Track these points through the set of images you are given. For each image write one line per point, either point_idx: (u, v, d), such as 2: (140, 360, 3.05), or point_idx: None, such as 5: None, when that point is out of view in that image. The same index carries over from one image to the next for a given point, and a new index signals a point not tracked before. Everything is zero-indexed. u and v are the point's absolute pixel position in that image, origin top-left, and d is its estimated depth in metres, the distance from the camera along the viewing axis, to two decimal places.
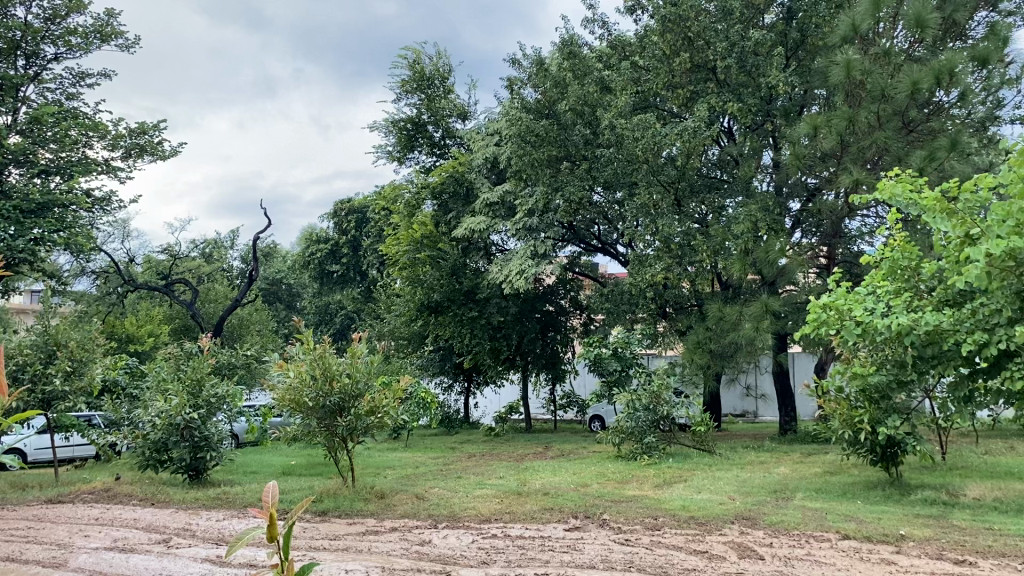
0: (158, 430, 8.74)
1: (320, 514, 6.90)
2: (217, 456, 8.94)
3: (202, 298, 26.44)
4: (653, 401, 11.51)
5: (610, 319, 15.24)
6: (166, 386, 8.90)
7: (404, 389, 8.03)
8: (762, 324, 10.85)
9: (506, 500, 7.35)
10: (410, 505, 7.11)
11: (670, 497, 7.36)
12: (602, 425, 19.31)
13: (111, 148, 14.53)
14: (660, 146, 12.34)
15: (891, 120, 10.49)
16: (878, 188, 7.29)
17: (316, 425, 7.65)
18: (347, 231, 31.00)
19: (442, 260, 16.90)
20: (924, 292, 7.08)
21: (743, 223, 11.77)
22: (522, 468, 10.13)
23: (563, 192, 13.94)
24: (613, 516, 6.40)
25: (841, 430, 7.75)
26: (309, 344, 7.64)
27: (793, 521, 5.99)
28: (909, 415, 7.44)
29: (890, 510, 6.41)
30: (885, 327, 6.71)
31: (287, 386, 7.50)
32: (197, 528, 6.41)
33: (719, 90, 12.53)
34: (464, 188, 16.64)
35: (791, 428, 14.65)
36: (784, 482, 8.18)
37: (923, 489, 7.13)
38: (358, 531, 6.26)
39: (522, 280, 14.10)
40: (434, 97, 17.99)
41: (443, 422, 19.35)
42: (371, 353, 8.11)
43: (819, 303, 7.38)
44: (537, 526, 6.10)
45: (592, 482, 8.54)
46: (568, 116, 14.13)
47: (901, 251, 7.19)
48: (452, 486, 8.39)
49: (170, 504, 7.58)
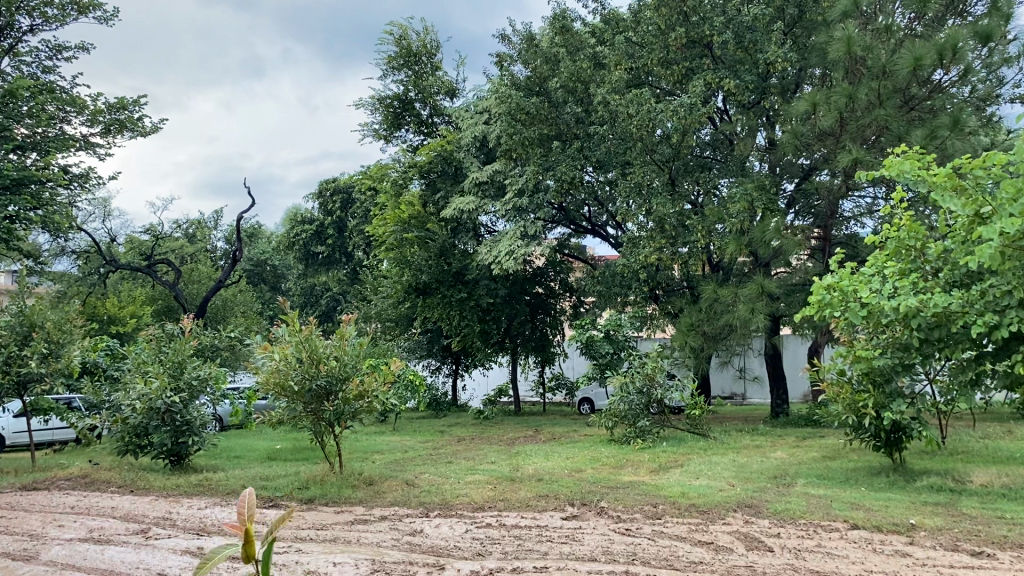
0: (138, 414, 8.39)
1: (306, 502, 6.64)
2: (199, 441, 8.64)
3: (186, 279, 26.02)
4: (647, 383, 11.28)
5: (602, 301, 15.01)
6: (146, 368, 8.58)
7: (393, 371, 7.75)
8: (758, 306, 10.63)
9: (499, 486, 7.12)
10: (400, 493, 6.85)
11: (668, 483, 7.14)
12: (591, 408, 19.27)
13: (89, 124, 14.07)
14: (655, 123, 12.06)
15: (891, 97, 10.26)
16: (884, 165, 7.04)
17: (302, 410, 7.37)
18: (333, 212, 30.65)
19: (430, 241, 16.55)
20: (931, 272, 6.89)
21: (739, 203, 11.53)
22: (513, 452, 9.90)
23: (554, 171, 13.66)
24: (611, 503, 6.18)
25: (845, 415, 7.50)
26: (294, 325, 7.35)
27: (799, 509, 5.78)
28: (914, 400, 7.18)
29: (897, 497, 6.22)
30: (892, 308, 6.48)
31: (271, 369, 7.21)
32: (177, 518, 6.13)
33: (716, 66, 12.33)
34: (452, 167, 16.43)
35: (782, 410, 14.60)
36: (784, 468, 7.99)
37: (928, 476, 6.92)
38: (346, 520, 6.01)
39: (512, 261, 13.79)
40: (421, 74, 17.64)
41: (431, 405, 19.12)
42: (359, 335, 7.83)
43: (822, 284, 7.14)
44: (534, 514, 5.86)
45: (587, 468, 8.31)
46: (559, 93, 13.95)
47: (908, 231, 6.97)
48: (443, 471, 8.15)
49: (149, 491, 7.29)
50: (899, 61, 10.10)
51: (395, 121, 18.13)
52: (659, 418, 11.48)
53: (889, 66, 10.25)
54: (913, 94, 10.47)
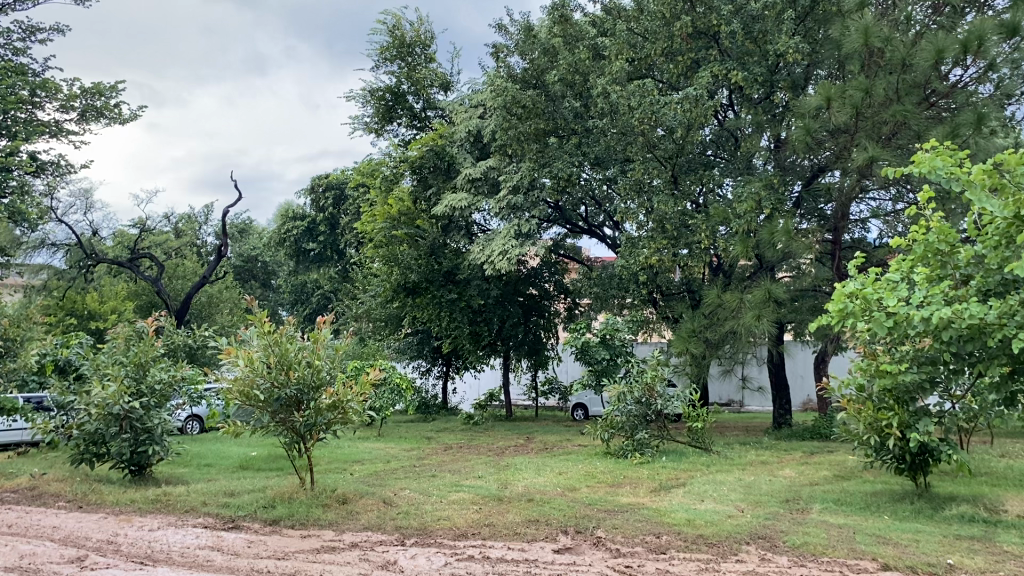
0: (94, 420, 7.72)
1: (270, 523, 6.01)
2: (161, 451, 7.97)
3: (170, 274, 25.40)
4: (645, 394, 10.54)
5: (598, 303, 14.43)
6: (104, 371, 7.91)
7: (372, 380, 7.08)
8: (764, 313, 10.01)
9: (485, 508, 6.47)
10: (375, 514, 6.20)
11: (671, 507, 6.49)
12: (584, 414, 18.73)
13: (63, 109, 13.41)
14: (657, 117, 11.46)
15: (909, 94, 9.68)
16: (912, 161, 6.42)
17: (268, 420, 6.70)
18: (325, 208, 29.97)
19: (420, 239, 16.07)
20: (959, 279, 6.30)
21: (745, 202, 10.93)
22: (502, 465, 9.26)
23: (549, 168, 13.07)
24: (608, 532, 5.54)
25: (866, 434, 6.84)
26: (262, 325, 6.70)
27: (820, 543, 5.15)
28: (943, 419, 6.52)
29: (925, 530, 5.60)
30: (922, 319, 5.84)
31: (236, 375, 6.57)
32: (122, 542, 5.47)
33: (722, 59, 11.72)
34: (444, 163, 15.67)
35: (785, 421, 14.04)
36: (795, 490, 7.35)
37: (956, 503, 6.29)
38: (311, 548, 5.38)
39: (505, 262, 13.35)
40: (415, 67, 16.99)
41: (420, 408, 18.55)
42: (336, 339, 7.17)
43: (844, 291, 6.45)
44: (522, 546, 5.21)
45: (581, 486, 7.66)
46: (557, 87, 13.32)
47: (937, 234, 6.34)
48: (426, 487, 7.51)
49: (98, 508, 6.61)
50: (919, 54, 9.49)
51: (386, 115, 17.48)
52: (658, 430, 10.82)
53: (909, 59, 9.64)
54: (931, 90, 9.89)
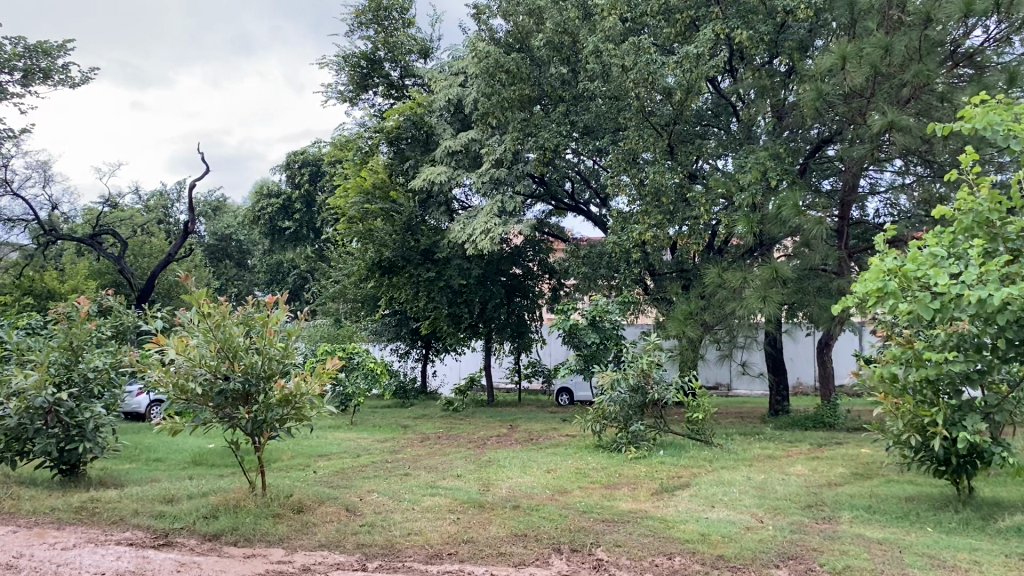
0: (13, 414, 6.69)
1: (209, 540, 5.08)
2: (95, 448, 7.01)
3: (135, 252, 24.34)
4: (642, 380, 9.59)
5: (586, 284, 13.66)
6: (27, 357, 6.91)
7: (334, 370, 6.15)
8: (772, 294, 9.12)
9: (467, 517, 5.58)
10: (334, 526, 5.29)
11: (677, 517, 5.62)
12: (569, 399, 17.95)
13: (4, 70, 12.29)
14: (655, 79, 10.52)
15: (932, 52, 8.75)
16: (959, 116, 5.53)
17: (211, 416, 5.76)
18: (301, 185, 28.82)
19: (397, 214, 14.91)
20: (1011, 254, 5.41)
21: (750, 172, 10.01)
22: (483, 462, 8.34)
23: (535, 138, 12.17)
24: (610, 553, 4.65)
25: (904, 434, 5.96)
26: (202, 307, 5.70)
27: (866, 567, 4.30)
28: (991, 414, 5.67)
29: (985, 547, 4.75)
30: (976, 299, 4.94)
31: (168, 366, 5.59)
32: (25, 566, 4.53)
33: (725, 15, 10.76)
34: (423, 133, 14.69)
35: (781, 409, 13.31)
36: (814, 491, 6.51)
37: (1008, 513, 5.45)
38: (252, 573, 4.44)
39: (487, 241, 12.14)
40: (391, 31, 15.97)
41: (398, 393, 17.68)
42: (292, 323, 6.25)
43: (882, 266, 5.55)
44: (506, 573, 4.30)
45: (574, 488, 6.77)
46: (543, 51, 12.32)
47: (988, 203, 5.47)
48: (398, 490, 6.58)
49: (13, 518, 5.65)
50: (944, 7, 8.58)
51: (361, 83, 16.41)
52: (655, 418, 9.99)
53: (934, 13, 8.69)
54: (953, 51, 8.99)
